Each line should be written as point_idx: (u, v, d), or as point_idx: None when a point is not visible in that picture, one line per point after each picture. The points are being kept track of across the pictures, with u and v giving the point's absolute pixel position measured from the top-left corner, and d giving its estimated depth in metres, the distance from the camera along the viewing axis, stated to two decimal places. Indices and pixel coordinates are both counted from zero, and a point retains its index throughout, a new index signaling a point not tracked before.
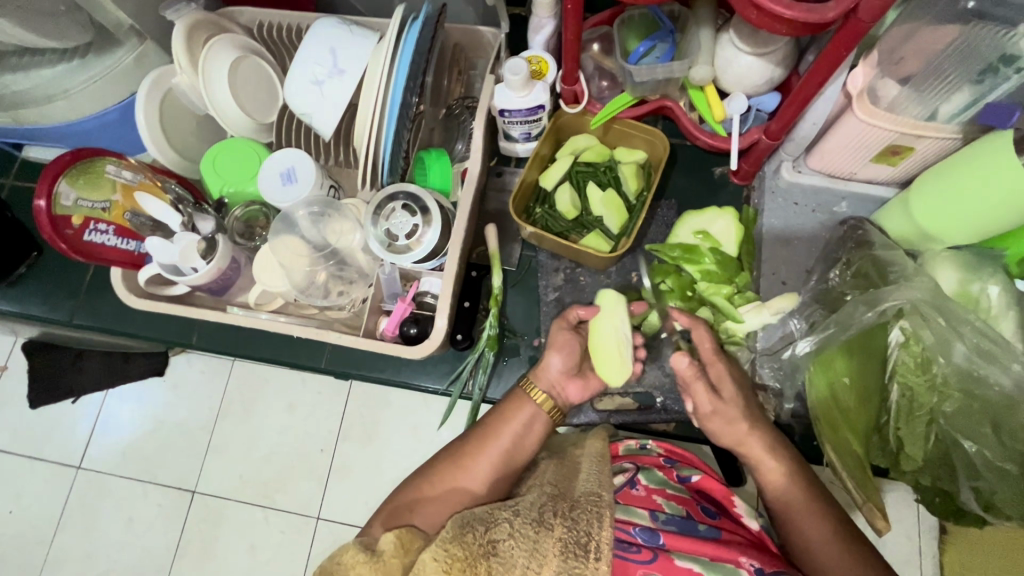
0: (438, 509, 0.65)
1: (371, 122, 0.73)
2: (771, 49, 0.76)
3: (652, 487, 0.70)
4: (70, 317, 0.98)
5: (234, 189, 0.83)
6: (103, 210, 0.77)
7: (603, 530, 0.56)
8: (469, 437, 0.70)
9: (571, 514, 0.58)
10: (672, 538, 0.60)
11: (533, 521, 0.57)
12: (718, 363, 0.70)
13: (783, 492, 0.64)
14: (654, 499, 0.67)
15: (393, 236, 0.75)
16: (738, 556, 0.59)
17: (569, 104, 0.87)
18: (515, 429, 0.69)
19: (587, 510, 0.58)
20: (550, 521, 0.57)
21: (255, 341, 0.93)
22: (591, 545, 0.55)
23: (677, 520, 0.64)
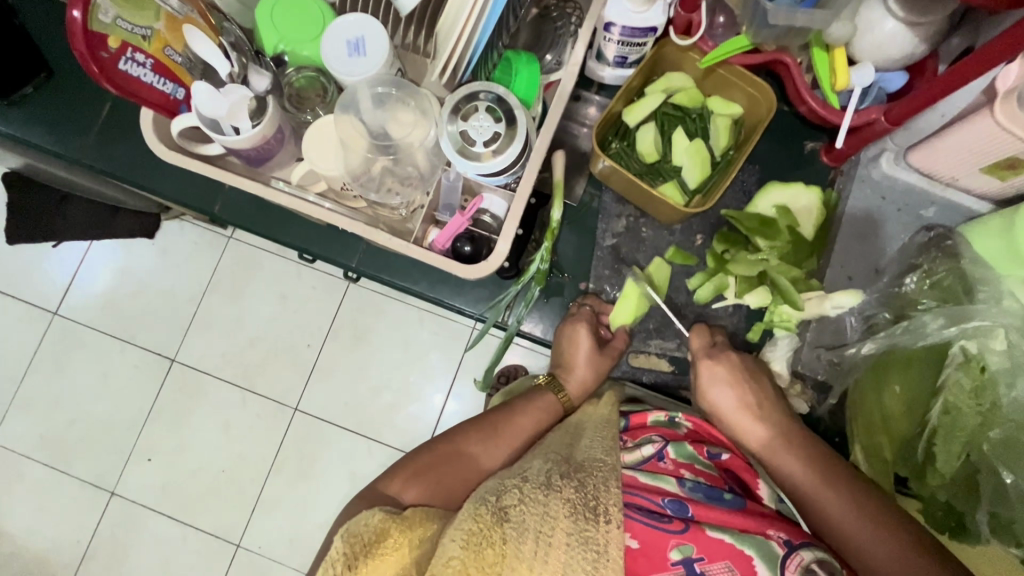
0: (435, 483, 0.61)
1: (473, 4, 0.63)
2: (925, 21, 0.68)
3: (680, 461, 0.67)
4: (76, 154, 0.89)
5: (290, 47, 0.72)
6: (143, 38, 0.67)
7: (610, 494, 0.57)
8: (483, 418, 0.69)
9: (577, 476, 0.58)
10: (700, 509, 0.61)
11: (540, 484, 0.56)
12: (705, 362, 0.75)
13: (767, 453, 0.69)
14: (683, 472, 0.65)
15: (469, 139, 0.68)
16: (766, 528, 0.60)
17: (678, 34, 0.78)
18: (535, 412, 0.71)
19: (593, 473, 0.59)
20: (558, 483, 0.57)
21: (284, 221, 0.86)
22: (598, 509, 0.56)
23: (703, 488, 0.64)
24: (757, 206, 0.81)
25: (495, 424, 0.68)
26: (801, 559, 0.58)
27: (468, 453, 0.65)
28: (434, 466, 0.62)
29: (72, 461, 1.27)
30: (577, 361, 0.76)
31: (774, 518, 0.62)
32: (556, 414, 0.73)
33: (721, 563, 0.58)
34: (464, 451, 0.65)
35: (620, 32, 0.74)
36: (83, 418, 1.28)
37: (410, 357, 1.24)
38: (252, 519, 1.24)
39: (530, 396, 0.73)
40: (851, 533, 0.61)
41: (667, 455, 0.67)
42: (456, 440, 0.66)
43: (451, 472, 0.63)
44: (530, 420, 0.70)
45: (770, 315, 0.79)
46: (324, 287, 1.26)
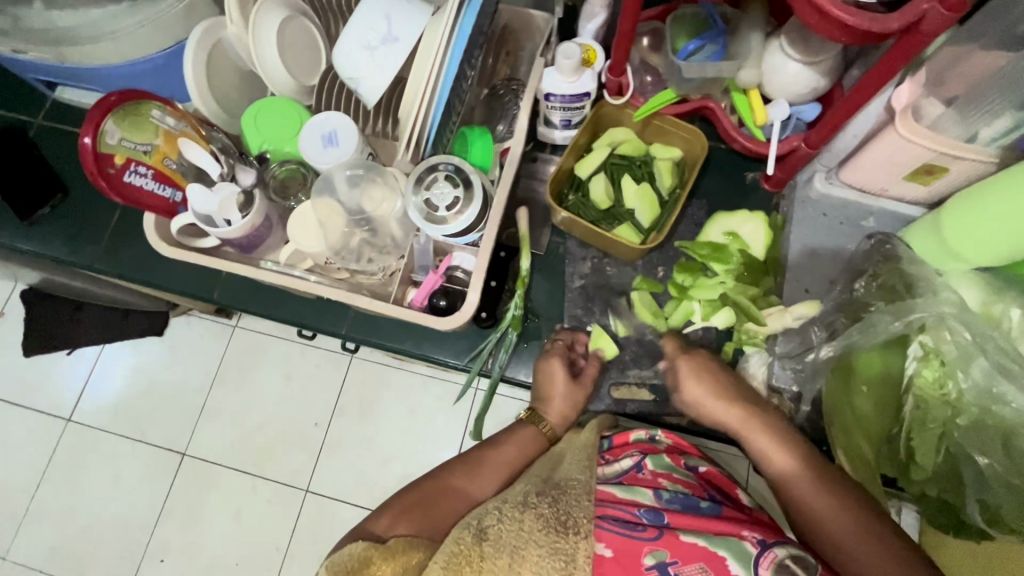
0: (420, 514, 0.62)
1: (422, 92, 0.74)
2: (820, 59, 0.77)
3: (658, 470, 0.70)
4: (88, 261, 0.98)
5: (273, 146, 0.83)
6: (144, 153, 0.76)
7: (582, 509, 0.59)
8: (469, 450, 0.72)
9: (552, 493, 0.61)
10: (675, 517, 0.63)
11: (517, 503, 0.59)
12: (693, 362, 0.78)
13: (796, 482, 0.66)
14: (660, 480, 0.69)
15: (433, 206, 0.76)
16: (740, 529, 0.61)
17: (612, 96, 0.88)
18: (521, 440, 0.74)
19: (568, 490, 0.61)
20: (533, 501, 0.59)
21: (277, 302, 0.93)
22: (569, 523, 0.58)
23: (680, 498, 0.66)
24: (711, 235, 0.88)
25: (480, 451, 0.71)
26: (774, 556, 0.58)
27: (455, 484, 0.67)
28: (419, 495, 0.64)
29: (85, 570, 1.27)
30: (554, 393, 0.79)
31: (749, 522, 0.63)
32: (539, 446, 0.75)
33: (695, 565, 0.58)
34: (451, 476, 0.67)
35: (554, 97, 0.84)
36: (96, 524, 1.29)
37: (417, 424, 1.27)
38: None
39: (510, 429, 0.75)
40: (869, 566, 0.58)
41: (645, 466, 0.71)
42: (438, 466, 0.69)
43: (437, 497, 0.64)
44: (515, 446, 0.73)
45: (738, 333, 0.84)
46: (328, 364, 1.31)
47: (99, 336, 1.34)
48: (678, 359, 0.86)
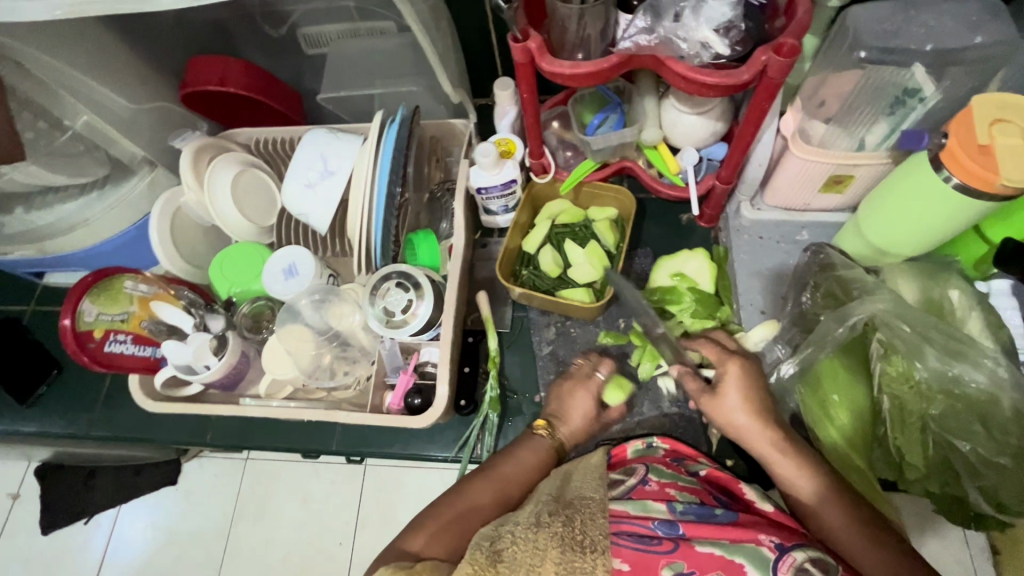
0: (442, 535, 0.63)
1: (361, 214, 0.81)
2: (709, 107, 0.85)
3: (664, 480, 0.70)
4: (88, 429, 1.02)
5: (241, 288, 0.90)
6: (121, 321, 0.82)
7: (596, 527, 0.58)
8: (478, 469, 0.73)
9: (566, 512, 0.60)
10: (691, 527, 0.62)
11: (530, 524, 0.58)
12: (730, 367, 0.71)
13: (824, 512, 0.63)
14: (668, 491, 0.68)
15: (390, 311, 0.81)
16: (757, 535, 0.60)
17: (539, 175, 0.96)
18: (533, 449, 0.75)
19: (582, 510, 0.61)
20: (546, 520, 0.58)
21: (267, 431, 0.96)
22: (586, 542, 0.56)
23: (694, 509, 0.65)
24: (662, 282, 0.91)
25: (493, 470, 0.72)
26: (793, 559, 0.57)
27: (474, 502, 0.68)
28: (449, 510, 0.66)
29: None
30: (572, 416, 0.80)
31: (766, 527, 0.63)
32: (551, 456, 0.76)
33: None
34: (469, 494, 0.68)
35: (481, 190, 0.92)
36: None
37: None
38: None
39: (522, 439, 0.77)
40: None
41: (651, 478, 0.71)
42: (454, 489, 0.69)
43: (463, 516, 0.66)
44: (534, 456, 0.74)
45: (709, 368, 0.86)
46: (343, 479, 1.30)
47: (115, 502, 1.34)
48: (656, 403, 0.88)
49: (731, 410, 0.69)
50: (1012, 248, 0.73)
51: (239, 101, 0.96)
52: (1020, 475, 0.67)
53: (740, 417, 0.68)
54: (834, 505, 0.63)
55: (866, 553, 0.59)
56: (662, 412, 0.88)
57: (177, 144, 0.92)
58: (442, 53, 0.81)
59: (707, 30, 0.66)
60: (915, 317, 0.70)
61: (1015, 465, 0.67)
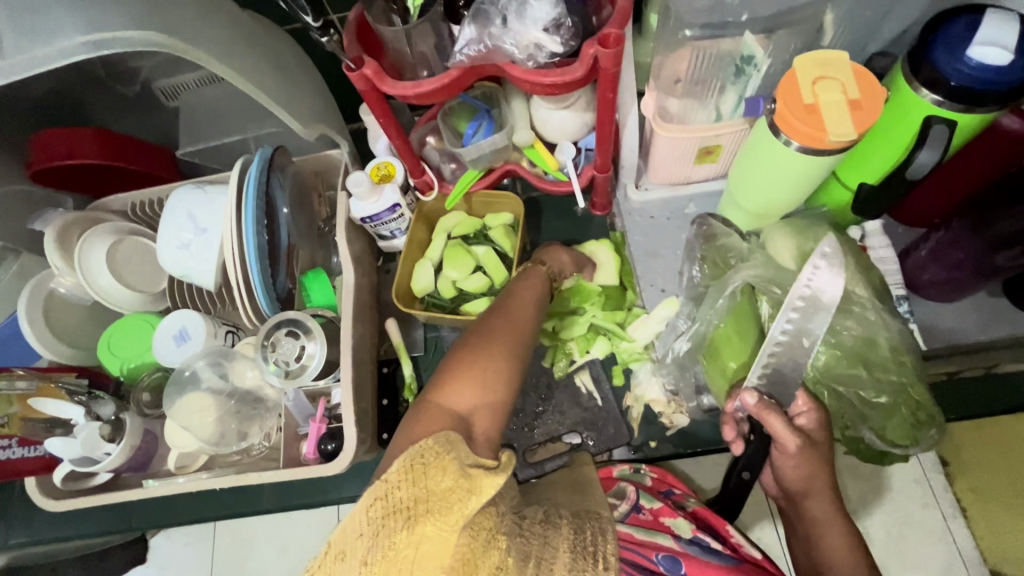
0: (473, 392, 0.60)
1: (235, 267, 0.77)
2: (572, 100, 0.85)
3: (657, 509, 0.74)
4: (4, 537, 0.95)
5: (134, 363, 0.86)
6: (1, 427, 0.76)
7: (608, 543, 0.57)
8: (497, 308, 0.71)
9: (582, 522, 0.60)
10: (692, 566, 0.67)
11: (540, 521, 0.57)
12: (772, 418, 0.63)
13: (819, 513, 0.66)
14: (664, 522, 0.72)
15: (285, 362, 0.80)
16: None
17: (426, 193, 0.95)
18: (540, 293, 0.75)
19: (593, 521, 0.60)
20: (556, 519, 0.58)
21: (195, 503, 0.93)
22: (597, 554, 0.55)
23: (697, 543, 0.70)
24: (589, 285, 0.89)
25: (513, 317, 0.70)
26: None
27: (480, 349, 0.64)
28: (474, 363, 0.63)
29: None
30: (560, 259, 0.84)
31: (763, 569, 0.68)
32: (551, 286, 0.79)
33: None
34: (490, 339, 0.65)
35: (368, 220, 0.90)
36: None
37: None
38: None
39: (531, 274, 0.78)
40: None
41: (644, 506, 0.75)
42: (472, 343, 0.65)
43: (487, 367, 0.63)
44: (540, 292, 0.75)
45: (618, 355, 0.89)
46: None
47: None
48: (577, 400, 0.89)
49: (788, 469, 0.65)
50: (869, 194, 0.74)
51: (99, 169, 0.91)
52: (900, 412, 0.71)
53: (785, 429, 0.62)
54: (835, 525, 0.65)
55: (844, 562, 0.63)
56: (585, 407, 0.88)
57: (39, 225, 0.89)
58: (288, 90, 0.78)
59: (536, 31, 0.66)
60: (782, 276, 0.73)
61: (892, 403, 0.70)
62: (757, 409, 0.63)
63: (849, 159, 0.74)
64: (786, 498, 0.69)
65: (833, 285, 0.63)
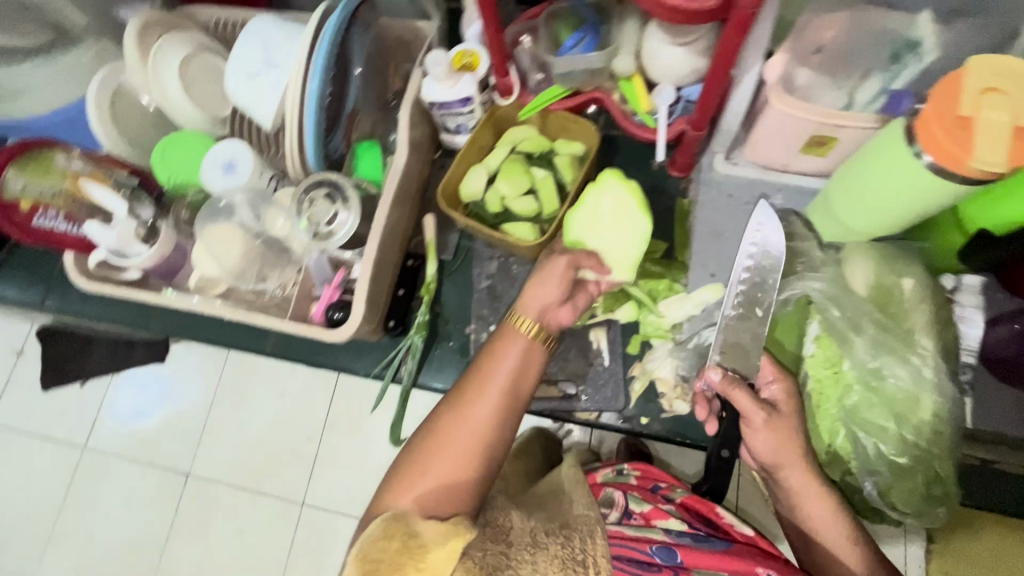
0: (433, 488, 0.56)
1: (293, 112, 0.75)
2: (693, 38, 0.76)
3: (647, 511, 0.72)
4: (43, 299, 1.05)
5: (180, 179, 0.88)
6: (51, 196, 0.81)
7: (596, 547, 0.57)
8: (468, 374, 0.62)
9: (564, 532, 0.58)
10: (689, 556, 0.64)
11: (527, 543, 0.55)
12: (737, 392, 0.64)
13: (809, 502, 0.64)
14: (654, 522, 0.70)
15: (317, 222, 0.79)
16: (754, 567, 0.63)
17: (502, 96, 0.88)
18: (517, 370, 0.62)
19: (580, 528, 0.59)
20: (545, 540, 0.55)
21: (206, 325, 0.98)
22: (587, 562, 0.55)
23: (688, 534, 0.68)
24: (584, 272, 0.75)
25: (473, 398, 0.60)
26: None
27: (442, 435, 0.58)
28: (426, 462, 0.58)
29: None
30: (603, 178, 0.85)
31: (764, 558, 0.65)
32: (537, 353, 0.64)
33: None
34: (446, 440, 0.58)
35: (437, 106, 0.85)
36: None
37: None
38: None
39: (506, 336, 0.64)
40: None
41: (634, 510, 0.72)
42: (431, 426, 0.59)
43: (445, 467, 0.57)
44: (511, 364, 0.62)
45: (643, 326, 0.84)
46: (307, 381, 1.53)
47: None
48: (585, 354, 0.85)
49: (759, 445, 0.64)
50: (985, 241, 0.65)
51: None
52: (915, 477, 0.66)
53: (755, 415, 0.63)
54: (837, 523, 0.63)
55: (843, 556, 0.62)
56: (590, 363, 0.85)
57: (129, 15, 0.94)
58: None
59: None
60: (847, 302, 0.69)
61: (911, 467, 0.66)
62: (721, 384, 0.65)
63: (979, 199, 0.64)
64: (768, 476, 0.67)
65: (774, 239, 0.70)
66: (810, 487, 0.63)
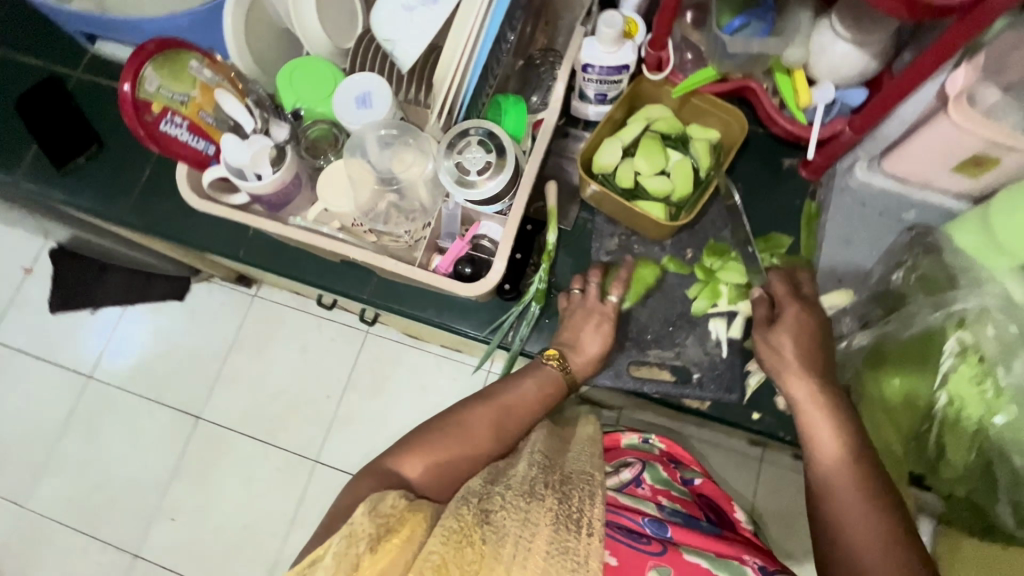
0: (435, 470, 0.62)
1: (461, 54, 0.72)
2: (874, 39, 0.74)
3: (656, 487, 0.79)
4: (117, 213, 1.00)
5: (306, 105, 0.84)
6: (181, 103, 0.77)
7: (594, 509, 0.58)
8: (487, 391, 0.71)
9: (563, 488, 0.60)
10: (679, 533, 0.69)
11: (523, 492, 0.57)
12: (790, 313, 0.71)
13: (834, 469, 0.60)
14: (658, 497, 0.77)
15: (464, 169, 0.76)
16: (742, 555, 0.67)
17: (651, 71, 0.86)
18: (540, 386, 0.72)
19: (579, 486, 0.61)
20: (541, 492, 0.58)
21: (299, 260, 0.94)
22: (582, 521, 0.56)
23: (681, 514, 0.74)
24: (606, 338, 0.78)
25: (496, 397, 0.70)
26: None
27: (459, 427, 0.65)
28: (420, 446, 0.63)
29: (97, 525, 1.47)
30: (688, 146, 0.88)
31: (751, 549, 0.70)
32: (559, 388, 0.74)
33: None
34: (464, 423, 0.66)
35: (590, 70, 0.82)
36: (111, 480, 1.49)
37: (431, 403, 1.46)
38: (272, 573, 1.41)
39: (533, 369, 0.74)
40: (865, 548, 0.55)
41: (644, 482, 0.80)
42: (427, 425, 0.66)
43: (441, 451, 0.63)
44: (535, 391, 0.72)
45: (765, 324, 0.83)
46: (342, 340, 1.51)
47: (143, 301, 1.57)
48: (701, 342, 0.84)
49: (792, 349, 0.68)
50: None
51: None
52: None
53: (788, 346, 0.68)
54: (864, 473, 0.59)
55: (862, 520, 0.56)
56: (706, 352, 0.84)
57: None
58: None
59: None
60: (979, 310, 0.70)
61: None
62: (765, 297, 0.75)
63: None
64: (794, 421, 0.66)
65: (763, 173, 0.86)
66: (844, 464, 0.60)
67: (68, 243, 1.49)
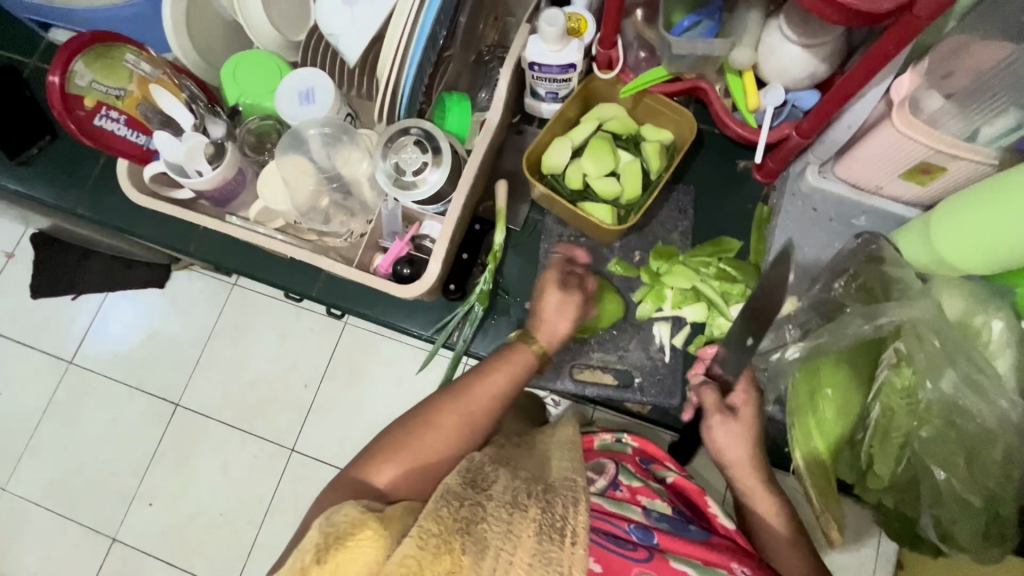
0: (409, 469, 0.63)
1: (397, 50, 0.70)
2: (821, 41, 0.72)
3: (634, 488, 0.77)
4: (73, 205, 0.99)
5: (250, 100, 0.83)
6: (116, 98, 0.78)
7: (579, 517, 0.56)
8: (451, 385, 0.71)
9: (546, 496, 0.58)
10: (665, 539, 0.68)
11: (506, 503, 0.55)
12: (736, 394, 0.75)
13: (773, 533, 0.72)
14: (638, 499, 0.75)
15: (400, 170, 0.76)
16: (729, 561, 0.66)
17: (601, 70, 0.85)
18: (510, 369, 0.72)
19: (562, 494, 0.59)
20: (524, 502, 0.55)
21: (250, 257, 0.93)
22: (566, 529, 0.54)
23: (667, 519, 0.73)
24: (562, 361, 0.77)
25: (466, 397, 0.69)
26: None
27: (438, 428, 0.66)
28: (404, 446, 0.64)
29: (76, 509, 1.49)
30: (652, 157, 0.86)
31: (739, 553, 0.68)
32: (528, 367, 0.73)
33: None
34: (436, 422, 0.66)
35: (537, 68, 0.81)
36: (89, 465, 1.51)
37: (403, 394, 1.46)
38: (247, 559, 1.44)
39: (513, 355, 0.73)
40: None
41: (622, 483, 0.77)
42: (403, 425, 0.66)
43: (423, 448, 0.65)
44: (506, 376, 0.71)
45: (709, 329, 0.83)
46: (319, 329, 1.51)
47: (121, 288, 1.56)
48: (645, 347, 0.84)
49: (723, 440, 0.73)
50: None
51: None
52: (981, 518, 0.68)
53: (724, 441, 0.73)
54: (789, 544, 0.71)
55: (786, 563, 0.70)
56: (650, 356, 0.84)
57: None
58: None
59: None
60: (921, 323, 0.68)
61: (982, 507, 0.68)
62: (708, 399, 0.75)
63: None
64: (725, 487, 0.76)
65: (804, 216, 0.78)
66: (783, 536, 0.71)
67: (42, 230, 1.49)
